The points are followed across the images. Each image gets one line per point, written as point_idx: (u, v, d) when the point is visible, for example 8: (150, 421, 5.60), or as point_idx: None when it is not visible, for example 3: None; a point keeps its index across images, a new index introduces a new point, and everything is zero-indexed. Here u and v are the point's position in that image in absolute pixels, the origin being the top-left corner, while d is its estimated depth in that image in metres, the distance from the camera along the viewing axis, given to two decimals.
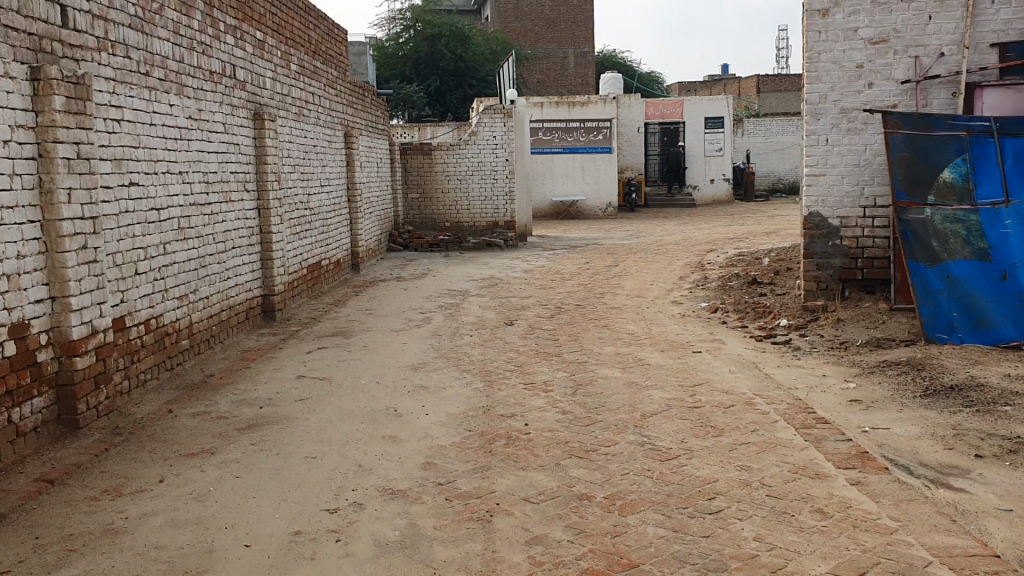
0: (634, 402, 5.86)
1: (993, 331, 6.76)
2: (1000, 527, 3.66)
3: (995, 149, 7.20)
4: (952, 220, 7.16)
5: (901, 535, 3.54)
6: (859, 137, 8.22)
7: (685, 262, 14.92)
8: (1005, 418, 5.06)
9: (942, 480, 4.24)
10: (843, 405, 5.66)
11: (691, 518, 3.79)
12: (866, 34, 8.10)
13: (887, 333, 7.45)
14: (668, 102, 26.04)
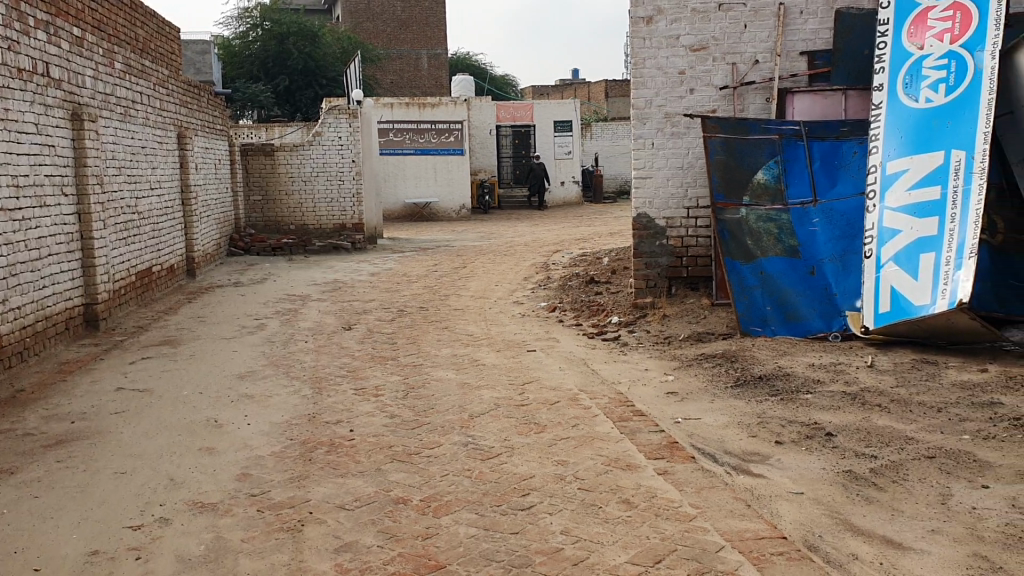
0: (463, 403, 5.90)
1: (802, 323, 7.16)
2: (791, 509, 3.88)
3: (805, 152, 7.58)
4: (765, 219, 7.56)
5: (699, 521, 3.71)
6: (681, 141, 8.54)
7: (531, 263, 15.13)
8: (806, 406, 5.37)
9: (743, 466, 4.47)
10: (660, 397, 5.88)
11: (502, 515, 3.85)
12: (686, 42, 8.43)
13: (708, 327, 7.79)
14: (519, 106, 26.41)
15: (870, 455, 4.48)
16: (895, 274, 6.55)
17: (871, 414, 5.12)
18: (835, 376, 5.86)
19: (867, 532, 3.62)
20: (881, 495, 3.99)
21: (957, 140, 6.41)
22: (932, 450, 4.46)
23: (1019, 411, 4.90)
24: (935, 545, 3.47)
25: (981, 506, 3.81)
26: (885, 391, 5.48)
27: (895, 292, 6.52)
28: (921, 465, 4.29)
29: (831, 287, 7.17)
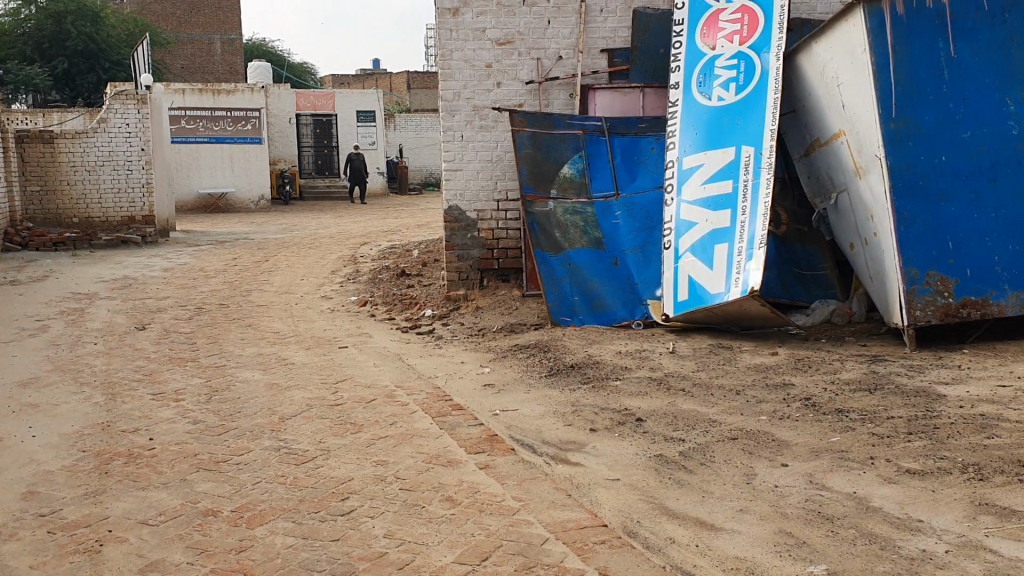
0: (273, 405, 5.65)
1: (608, 311, 7.36)
2: (609, 497, 3.96)
3: (606, 147, 7.80)
4: (572, 212, 7.70)
5: (522, 515, 3.71)
6: (490, 134, 8.57)
7: (337, 255, 14.78)
8: (617, 392, 5.51)
9: (561, 456, 4.52)
10: (477, 390, 5.87)
11: (322, 522, 3.70)
12: (492, 35, 8.47)
13: (520, 318, 7.88)
14: (319, 94, 25.89)
15: (679, 438, 4.65)
16: (692, 264, 6.81)
17: (677, 398, 5.32)
18: (642, 363, 6.06)
19: (681, 515, 3.74)
20: (692, 477, 4.14)
21: (746, 137, 6.72)
22: (735, 431, 4.68)
23: (809, 391, 5.23)
24: (744, 524, 3.62)
25: (782, 483, 4.01)
26: (689, 375, 5.72)
27: (693, 281, 6.78)
28: (726, 446, 4.49)
29: (633, 277, 7.40)
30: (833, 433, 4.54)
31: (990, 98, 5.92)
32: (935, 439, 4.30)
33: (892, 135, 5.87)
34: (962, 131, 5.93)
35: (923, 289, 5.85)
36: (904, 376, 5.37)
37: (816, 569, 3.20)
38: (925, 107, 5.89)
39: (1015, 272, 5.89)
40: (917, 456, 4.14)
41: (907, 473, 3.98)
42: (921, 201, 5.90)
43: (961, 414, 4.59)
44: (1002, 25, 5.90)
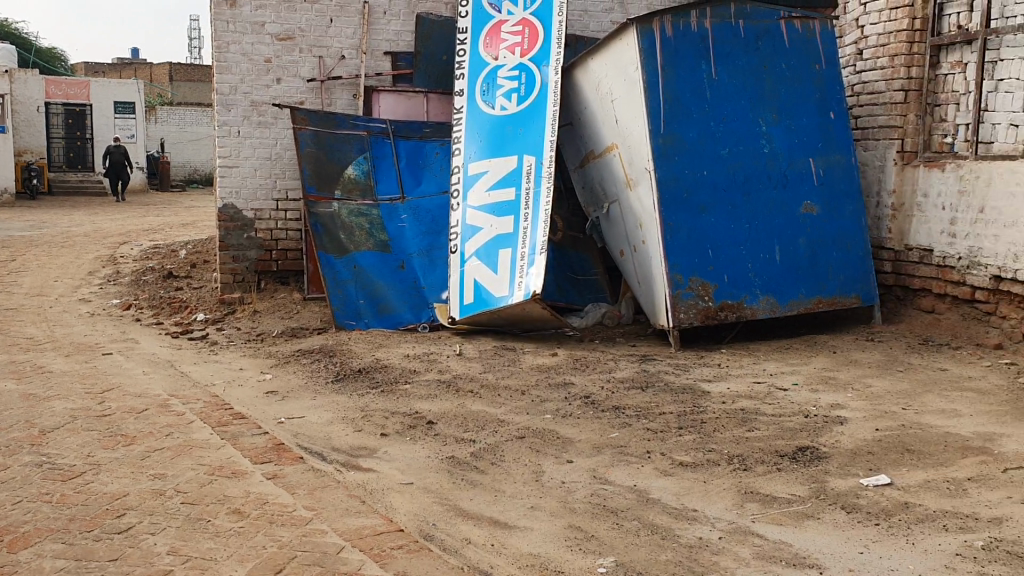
0: (30, 418, 5.18)
1: (394, 315, 7.34)
2: (403, 501, 3.94)
3: (391, 150, 7.77)
4: (357, 214, 7.60)
5: (315, 524, 3.63)
6: (269, 131, 8.31)
7: (95, 255, 13.78)
8: (405, 396, 5.50)
9: (352, 462, 4.46)
10: (259, 397, 5.67)
11: (96, 542, 3.44)
12: (272, 30, 8.23)
13: (301, 323, 7.69)
14: (72, 82, 24.11)
15: (469, 440, 4.71)
16: (476, 268, 6.91)
17: (465, 400, 5.38)
18: (429, 366, 6.09)
19: (475, 515, 3.79)
20: (483, 478, 4.20)
21: (528, 147, 6.92)
22: (522, 430, 4.80)
23: (588, 390, 5.45)
24: (536, 520, 3.72)
25: (569, 479, 4.15)
26: (475, 377, 5.81)
27: (478, 284, 6.87)
28: (514, 446, 4.59)
29: (419, 280, 7.44)
30: (613, 429, 4.76)
31: (745, 118, 6.42)
32: (703, 433, 4.61)
33: (660, 149, 6.24)
34: (721, 147, 6.38)
35: (686, 293, 6.25)
36: (673, 374, 5.72)
37: (605, 561, 3.35)
38: (689, 124, 6.32)
39: (766, 278, 6.38)
40: (689, 449, 4.42)
41: (680, 465, 4.24)
42: (685, 211, 6.29)
43: (725, 409, 4.96)
44: (755, 52, 6.45)
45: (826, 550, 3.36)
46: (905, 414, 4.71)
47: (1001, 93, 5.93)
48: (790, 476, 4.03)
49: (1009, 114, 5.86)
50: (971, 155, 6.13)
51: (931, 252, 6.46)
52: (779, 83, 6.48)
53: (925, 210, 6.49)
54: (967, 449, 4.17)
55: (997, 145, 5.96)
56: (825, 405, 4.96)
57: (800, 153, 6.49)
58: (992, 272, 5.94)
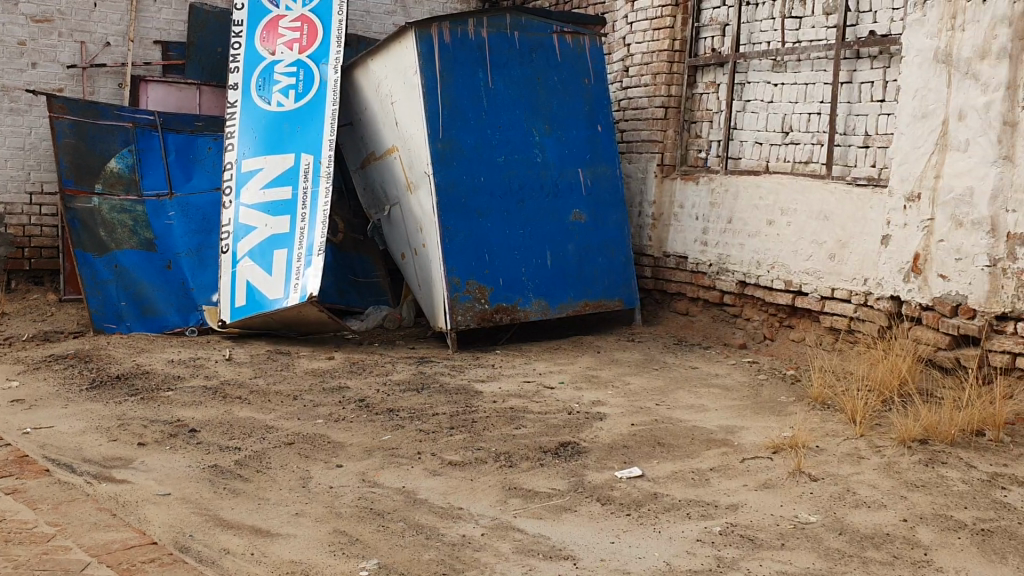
0: None
1: (159, 317, 7.02)
2: (158, 513, 3.76)
3: (159, 143, 7.38)
4: (119, 210, 7.15)
5: (59, 540, 3.39)
6: (21, 119, 7.70)
7: None
8: (167, 403, 5.25)
9: (104, 474, 4.20)
10: (2, 407, 5.22)
11: None
12: (26, 10, 7.63)
13: (56, 325, 7.20)
14: None
15: (234, 447, 4.56)
16: (250, 268, 6.64)
17: (232, 406, 5.20)
18: (196, 371, 5.84)
19: (236, 525, 3.67)
20: (247, 486, 4.08)
21: (306, 145, 6.77)
22: (291, 436, 4.69)
23: (362, 394, 5.42)
24: (299, 527, 3.65)
25: (336, 484, 4.10)
26: (244, 383, 5.63)
27: (251, 286, 6.61)
28: (282, 452, 4.48)
29: (187, 281, 7.13)
30: (384, 431, 4.76)
31: (519, 127, 6.61)
32: (472, 433, 4.70)
33: (438, 154, 6.32)
34: (497, 155, 6.54)
35: (464, 297, 6.36)
36: (447, 376, 5.79)
37: (368, 564, 3.33)
38: (466, 130, 6.43)
39: (538, 282, 6.60)
40: (458, 449, 4.50)
41: (449, 465, 4.30)
42: (462, 216, 6.39)
43: (495, 408, 5.08)
44: (529, 64, 6.66)
45: (581, 541, 3.51)
46: (659, 410, 5.02)
47: (747, 113, 6.44)
48: (552, 472, 4.18)
49: (754, 133, 6.38)
50: (721, 170, 6.63)
51: (686, 259, 6.92)
52: (551, 95, 6.72)
53: (681, 219, 6.94)
54: (712, 441, 4.50)
55: (744, 161, 6.47)
56: (587, 402, 5.19)
57: (570, 164, 6.75)
58: (738, 278, 6.45)
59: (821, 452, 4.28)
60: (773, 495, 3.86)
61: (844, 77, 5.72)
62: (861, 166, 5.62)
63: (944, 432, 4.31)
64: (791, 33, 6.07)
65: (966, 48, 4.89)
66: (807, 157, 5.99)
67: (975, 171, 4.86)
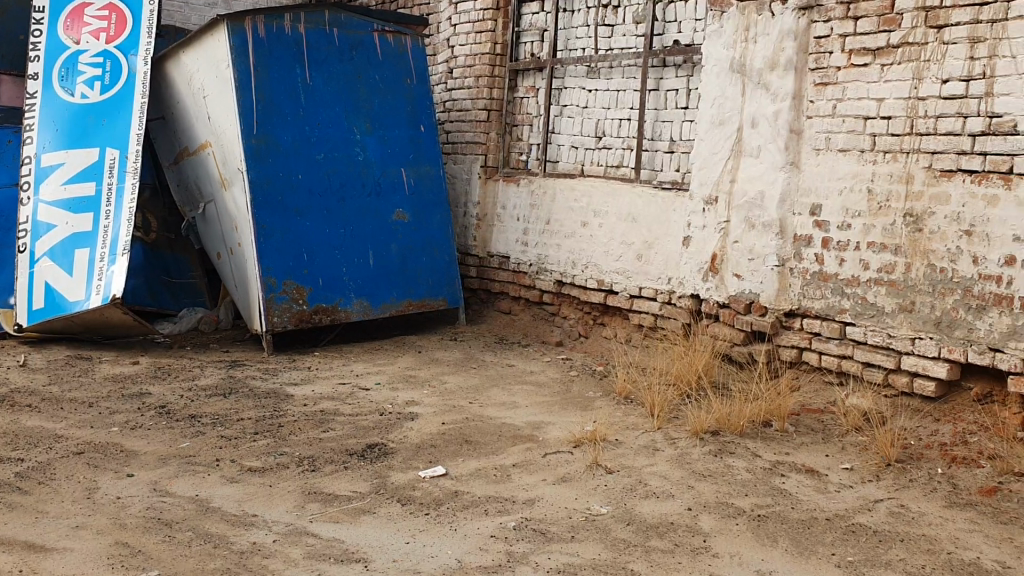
0: None
1: None
2: None
3: None
4: None
5: None
6: None
7: None
8: None
9: None
10: None
11: None
12: None
13: None
14: None
15: (17, 459, 4.29)
16: (48, 269, 6.26)
17: (19, 415, 4.89)
18: None
19: (7, 541, 3.45)
20: (26, 499, 3.85)
21: (111, 139, 6.46)
22: (81, 445, 4.46)
23: (165, 399, 5.21)
24: (77, 541, 3.46)
25: (124, 494, 3.92)
26: (36, 390, 5.30)
27: (49, 287, 6.23)
28: (69, 462, 4.25)
29: None
30: (184, 438, 4.59)
31: (339, 125, 6.52)
32: (277, 437, 4.60)
33: (253, 150, 6.15)
34: (315, 152, 6.42)
35: (280, 297, 6.21)
36: (258, 380, 5.64)
37: None
38: (282, 126, 6.29)
39: (359, 282, 6.52)
40: (260, 454, 4.38)
41: (248, 471, 4.19)
42: (279, 214, 6.25)
43: (304, 412, 4.99)
44: (348, 62, 6.58)
45: (374, 543, 3.49)
46: (471, 408, 5.05)
47: (564, 118, 6.58)
48: (355, 474, 4.14)
49: (570, 137, 6.53)
50: (541, 172, 6.75)
51: (508, 259, 7.01)
52: (372, 94, 6.66)
53: (503, 220, 7.02)
54: (518, 438, 4.57)
55: (562, 164, 6.61)
56: (400, 402, 5.17)
57: (392, 163, 6.71)
58: (556, 277, 6.59)
59: (619, 445, 4.43)
60: (569, 489, 3.96)
61: (652, 84, 5.93)
62: (667, 170, 5.86)
63: (734, 423, 4.54)
64: (604, 40, 6.25)
65: (758, 59, 5.16)
66: (618, 161, 6.18)
67: (766, 176, 5.14)
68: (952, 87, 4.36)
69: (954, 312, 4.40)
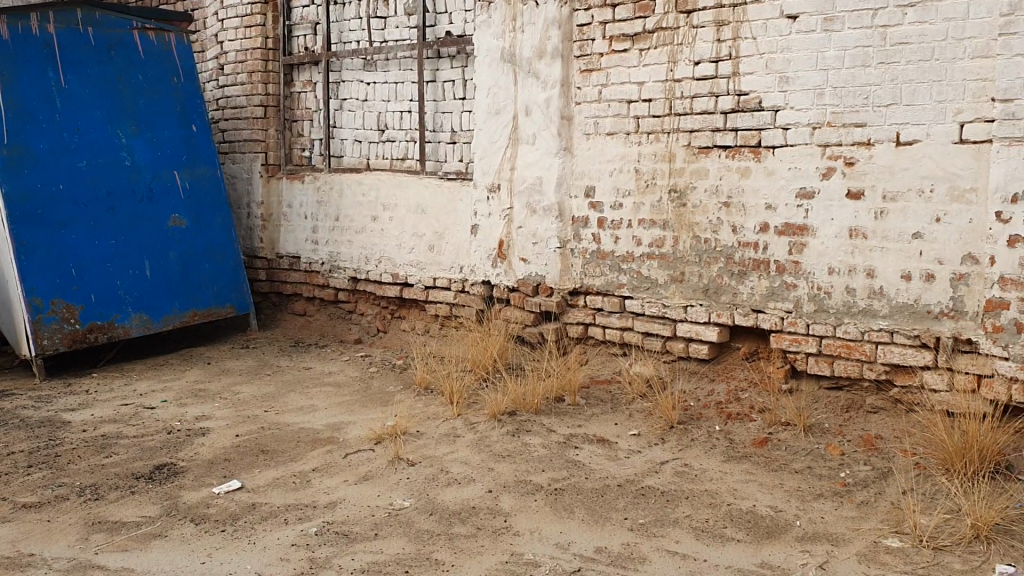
0: None
1: None
2: None
3: None
4: None
5: None
6: None
7: None
8: None
9: None
10: None
11: None
12: None
13: None
14: None
15: None
16: None
17: None
18: None
19: None
20: None
21: None
22: None
23: None
24: None
25: None
26: None
27: None
28: None
29: None
30: None
31: (102, 129, 6.13)
32: (54, 469, 4.29)
33: (4, 161, 5.64)
34: (78, 159, 5.98)
35: (47, 318, 5.74)
36: (30, 409, 5.24)
37: None
38: (36, 133, 5.81)
39: (136, 295, 6.16)
40: (35, 489, 4.08)
41: (22, 508, 3.88)
42: (41, 229, 5.76)
43: (84, 438, 4.68)
44: (107, 61, 6.22)
45: (167, 567, 3.33)
46: (266, 416, 4.92)
47: (345, 112, 6.51)
48: (143, 498, 3.93)
49: (353, 131, 6.48)
50: (324, 168, 6.65)
51: (298, 259, 6.86)
52: (137, 95, 6.33)
53: (290, 219, 6.87)
54: (316, 441, 4.50)
55: (346, 159, 6.55)
56: (190, 418, 4.96)
57: (164, 166, 6.41)
58: (348, 274, 6.52)
59: (419, 437, 4.45)
60: (370, 486, 3.94)
61: (428, 76, 5.99)
62: (450, 161, 5.95)
63: (529, 402, 4.68)
64: (377, 32, 6.23)
65: (526, 49, 5.35)
66: (402, 153, 6.20)
67: (543, 161, 5.34)
68: (703, 68, 4.71)
69: (720, 279, 4.77)
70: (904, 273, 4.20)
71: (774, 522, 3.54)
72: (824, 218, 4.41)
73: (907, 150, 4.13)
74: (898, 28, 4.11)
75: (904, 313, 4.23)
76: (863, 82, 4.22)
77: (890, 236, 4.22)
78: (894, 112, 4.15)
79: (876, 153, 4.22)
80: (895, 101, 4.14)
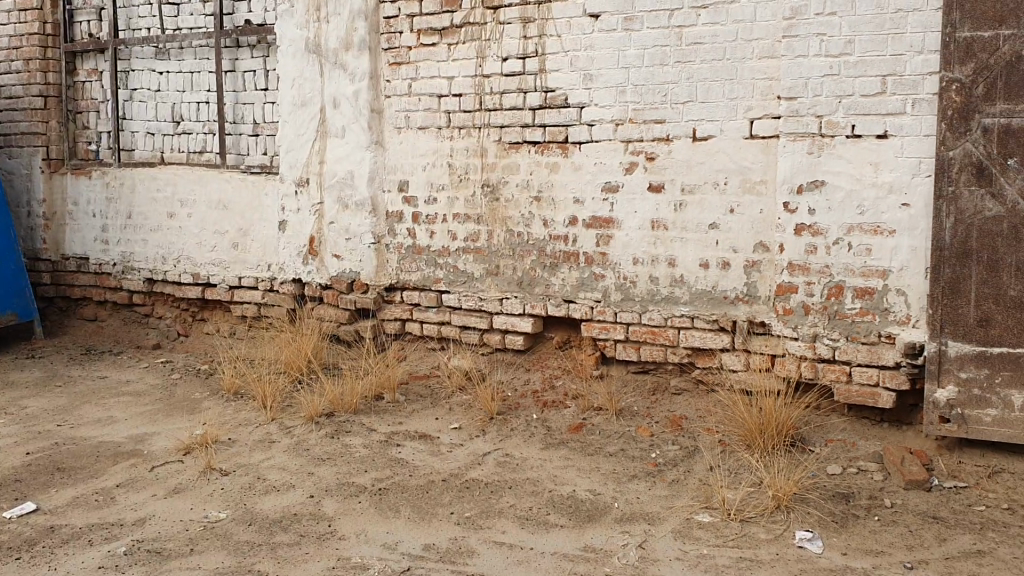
0: None
1: None
2: None
3: None
4: None
5: None
6: None
7: None
8: None
9: None
10: None
11: None
12: None
13: None
14: None
15: None
16: None
17: None
18: None
19: None
20: None
21: None
22: None
23: None
24: None
25: None
26: None
27: None
28: None
29: None
30: None
31: None
32: None
33: None
34: None
35: None
36: None
37: None
38: None
39: None
40: None
41: None
42: None
43: None
44: None
45: None
46: (60, 431, 4.56)
47: (135, 103, 6.13)
48: None
49: (145, 123, 6.11)
50: (114, 163, 6.23)
51: (87, 261, 6.40)
52: None
53: (76, 218, 6.40)
54: (119, 455, 4.21)
55: (138, 153, 6.17)
56: None
57: None
58: (144, 276, 6.15)
59: (232, 444, 4.26)
60: (182, 499, 3.73)
61: (227, 66, 5.74)
62: (254, 154, 5.73)
63: (347, 401, 4.59)
64: (170, 20, 5.90)
65: (332, 40, 5.23)
66: (200, 147, 5.91)
67: (353, 156, 5.25)
68: (511, 64, 4.78)
69: (533, 271, 4.87)
70: (702, 261, 4.43)
71: (594, 505, 3.65)
72: (628, 211, 4.58)
73: (704, 146, 4.36)
74: (693, 29, 4.32)
75: (704, 299, 4.46)
76: (662, 80, 4.41)
77: (690, 227, 4.44)
78: (690, 109, 4.37)
79: (674, 148, 4.43)
80: (691, 98, 4.36)
